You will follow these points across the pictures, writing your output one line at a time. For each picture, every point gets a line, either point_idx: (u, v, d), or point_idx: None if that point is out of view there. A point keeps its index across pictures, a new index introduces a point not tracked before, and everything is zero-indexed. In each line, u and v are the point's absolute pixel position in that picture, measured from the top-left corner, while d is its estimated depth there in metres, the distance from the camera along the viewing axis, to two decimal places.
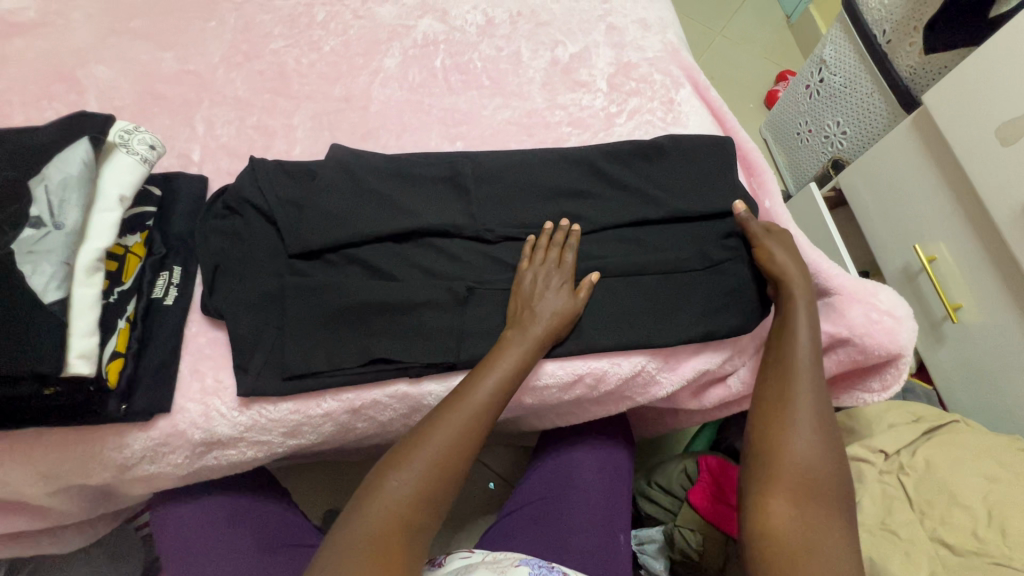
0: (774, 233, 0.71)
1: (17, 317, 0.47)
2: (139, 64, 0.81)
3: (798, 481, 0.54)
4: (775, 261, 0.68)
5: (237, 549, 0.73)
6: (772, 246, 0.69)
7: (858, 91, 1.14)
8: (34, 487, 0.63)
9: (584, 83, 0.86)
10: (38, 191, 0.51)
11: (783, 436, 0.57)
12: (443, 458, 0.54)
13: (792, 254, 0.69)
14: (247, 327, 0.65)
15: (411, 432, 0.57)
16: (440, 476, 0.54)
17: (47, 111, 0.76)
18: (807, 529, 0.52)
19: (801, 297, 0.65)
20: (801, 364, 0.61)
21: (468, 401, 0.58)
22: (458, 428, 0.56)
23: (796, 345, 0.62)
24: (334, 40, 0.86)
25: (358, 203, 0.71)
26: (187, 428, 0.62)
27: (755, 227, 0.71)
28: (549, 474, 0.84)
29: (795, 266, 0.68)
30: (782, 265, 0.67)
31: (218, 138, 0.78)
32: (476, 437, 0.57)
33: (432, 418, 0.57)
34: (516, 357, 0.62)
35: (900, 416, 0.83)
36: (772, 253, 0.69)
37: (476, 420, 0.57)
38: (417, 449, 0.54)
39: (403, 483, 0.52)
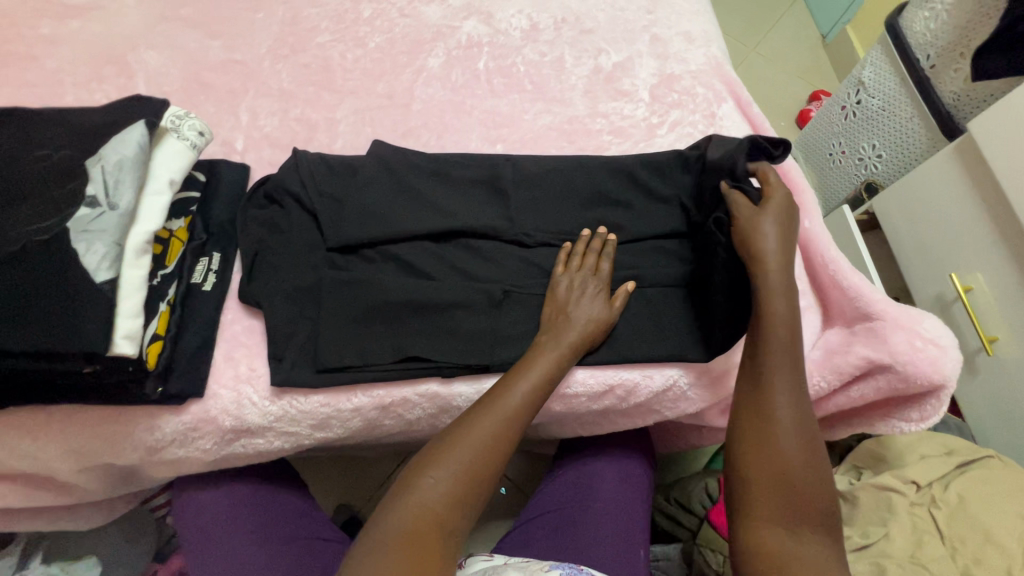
0: (762, 212, 0.62)
1: (70, 295, 0.48)
2: (187, 52, 0.82)
3: (782, 496, 0.53)
4: (763, 246, 0.61)
5: (258, 539, 0.73)
6: (759, 227, 0.61)
7: (896, 116, 1.12)
8: (64, 462, 0.63)
9: (626, 92, 0.85)
10: (94, 171, 0.52)
11: (762, 449, 0.55)
12: (477, 461, 0.54)
13: (784, 236, 0.61)
14: (284, 317, 0.65)
15: (444, 432, 0.57)
16: (474, 481, 0.54)
17: (96, 93, 0.78)
18: (800, 549, 0.50)
19: (780, 290, 0.59)
20: (778, 367, 0.57)
21: (506, 401, 0.58)
22: (494, 427, 0.56)
23: (773, 351, 0.58)
24: (379, 37, 0.86)
25: (397, 200, 0.71)
26: (218, 415, 0.63)
27: (741, 205, 0.64)
28: (565, 484, 0.84)
29: (781, 249, 0.61)
30: (767, 251, 0.60)
31: (261, 128, 0.79)
32: (510, 440, 0.57)
33: (470, 417, 0.57)
34: (553, 358, 0.62)
35: (932, 448, 0.81)
36: (752, 232, 0.61)
37: (511, 422, 0.57)
38: (452, 448, 0.54)
39: (436, 483, 0.52)
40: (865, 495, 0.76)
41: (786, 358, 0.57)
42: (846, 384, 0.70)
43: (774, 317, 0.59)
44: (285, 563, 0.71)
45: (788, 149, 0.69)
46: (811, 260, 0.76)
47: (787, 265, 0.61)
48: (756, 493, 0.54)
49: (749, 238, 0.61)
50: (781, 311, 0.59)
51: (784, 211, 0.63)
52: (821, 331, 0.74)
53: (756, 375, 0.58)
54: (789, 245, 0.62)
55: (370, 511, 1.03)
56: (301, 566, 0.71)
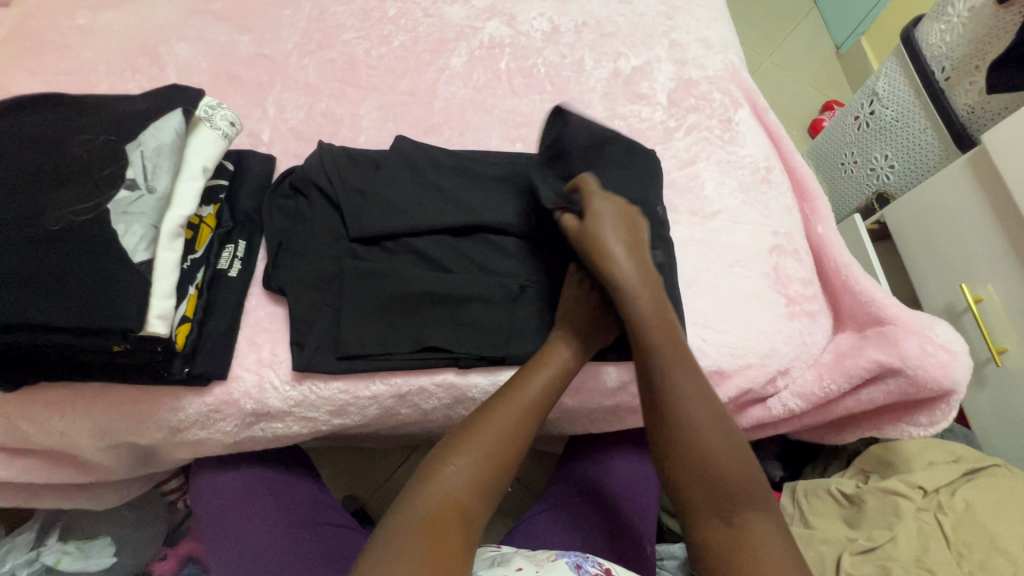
0: (590, 217, 0.62)
1: (111, 274, 0.50)
2: (216, 45, 0.84)
3: (713, 492, 0.50)
4: (605, 248, 0.60)
5: (273, 523, 0.74)
6: (592, 232, 0.61)
7: (909, 126, 1.13)
8: (89, 439, 0.65)
9: (644, 96, 0.86)
10: (134, 156, 0.54)
11: (677, 453, 0.52)
12: (497, 450, 0.57)
13: (630, 243, 0.60)
14: (307, 305, 0.67)
15: (464, 424, 0.59)
16: (493, 472, 0.56)
17: (129, 83, 0.80)
18: (747, 536, 0.48)
19: (638, 288, 0.58)
20: (664, 375, 0.55)
21: (525, 393, 0.60)
22: (513, 418, 0.59)
23: (660, 351, 0.55)
24: (404, 35, 0.88)
25: (419, 195, 0.73)
26: (240, 397, 0.64)
27: (571, 221, 0.63)
28: (573, 481, 0.85)
29: (625, 247, 0.60)
30: (613, 253, 0.60)
31: (287, 121, 0.81)
32: (528, 432, 0.59)
33: (490, 408, 0.59)
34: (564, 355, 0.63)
35: (939, 455, 0.81)
36: (591, 240, 0.61)
37: (529, 414, 0.60)
38: (474, 438, 0.57)
39: (456, 473, 0.54)
40: (872, 498, 0.77)
41: (670, 355, 0.55)
42: (857, 387, 0.72)
43: (646, 321, 0.57)
44: (299, 546, 0.72)
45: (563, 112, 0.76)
46: (824, 267, 0.78)
47: (638, 261, 0.60)
48: (687, 491, 0.51)
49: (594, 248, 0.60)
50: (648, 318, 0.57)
51: (609, 206, 0.63)
52: (832, 335, 0.76)
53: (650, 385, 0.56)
54: (633, 253, 0.60)
55: (378, 502, 1.05)
56: (314, 550, 0.73)
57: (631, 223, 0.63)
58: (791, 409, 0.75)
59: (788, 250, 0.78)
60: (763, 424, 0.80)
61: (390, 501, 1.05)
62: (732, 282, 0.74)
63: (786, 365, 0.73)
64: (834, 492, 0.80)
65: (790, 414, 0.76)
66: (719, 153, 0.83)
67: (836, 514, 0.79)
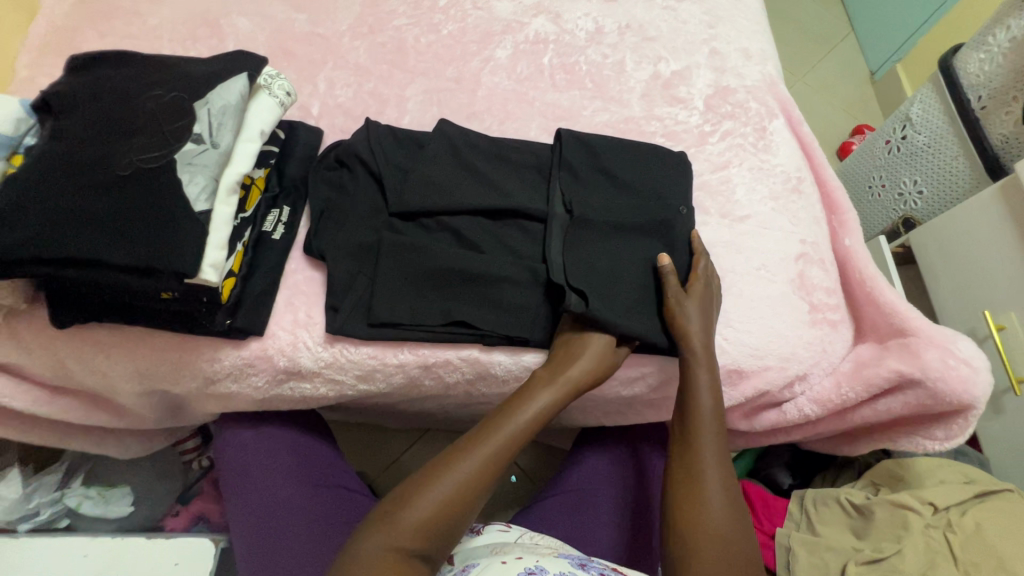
0: (692, 295, 0.69)
1: (175, 220, 0.54)
2: (275, 21, 0.88)
3: (709, 533, 0.57)
4: (692, 322, 0.67)
5: (291, 482, 0.76)
6: (685, 307, 0.68)
7: (941, 152, 1.12)
8: (128, 382, 0.68)
9: (682, 99, 0.88)
10: (201, 112, 0.58)
11: (698, 494, 0.59)
12: (462, 490, 0.57)
13: (705, 318, 0.68)
14: (345, 271, 0.69)
15: (439, 457, 0.59)
16: (458, 508, 0.56)
17: (190, 51, 0.84)
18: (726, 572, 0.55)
19: (703, 367, 0.66)
20: (704, 427, 0.63)
21: (490, 442, 0.60)
22: (473, 465, 0.58)
23: (704, 424, 0.64)
24: (452, 25, 0.91)
25: (457, 175, 0.74)
26: (274, 354, 0.67)
27: (674, 284, 0.69)
28: (584, 470, 0.85)
29: (704, 326, 0.68)
30: (691, 330, 0.67)
31: (336, 97, 0.84)
32: (488, 481, 0.58)
33: (455, 453, 0.59)
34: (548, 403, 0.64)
35: (952, 475, 0.81)
36: (682, 312, 0.68)
37: (493, 462, 0.59)
38: (432, 482, 0.57)
39: (420, 507, 0.55)
40: (882, 511, 0.77)
41: (711, 427, 0.63)
42: (874, 397, 0.73)
43: (701, 394, 0.65)
44: (314, 507, 0.74)
45: (561, 135, 0.78)
46: (849, 279, 0.79)
47: (710, 332, 0.68)
48: (692, 537, 0.57)
49: (679, 314, 0.68)
50: (705, 379, 0.66)
51: (703, 285, 0.70)
52: (853, 345, 0.77)
53: (685, 434, 0.64)
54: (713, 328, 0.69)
55: (385, 480, 1.07)
56: (330, 512, 0.75)
57: (711, 302, 0.70)
58: (807, 414, 0.76)
59: (814, 258, 0.79)
60: (778, 428, 0.81)
61: (398, 480, 1.07)
62: (757, 285, 0.76)
63: (804, 371, 0.74)
64: (843, 501, 0.80)
65: (805, 420, 0.77)
66: (752, 160, 0.84)
67: (844, 524, 0.79)
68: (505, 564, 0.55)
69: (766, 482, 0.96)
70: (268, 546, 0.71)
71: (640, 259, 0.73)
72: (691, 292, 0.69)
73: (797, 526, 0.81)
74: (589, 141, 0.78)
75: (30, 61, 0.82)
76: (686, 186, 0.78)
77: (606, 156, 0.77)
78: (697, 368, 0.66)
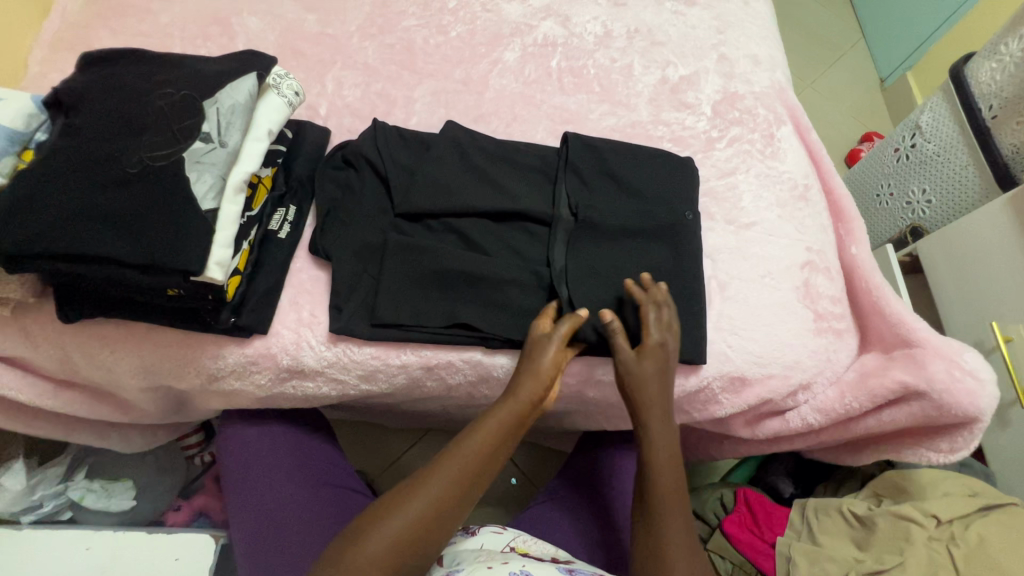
0: (645, 357, 0.64)
1: (183, 218, 0.55)
2: (285, 21, 0.88)
3: None
4: (646, 391, 0.64)
5: (292, 479, 0.76)
6: (640, 372, 0.64)
7: (951, 161, 1.11)
8: (132, 377, 0.68)
9: (690, 105, 0.88)
10: (210, 111, 0.58)
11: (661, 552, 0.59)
12: (411, 531, 0.55)
13: (663, 377, 0.65)
14: (349, 271, 0.69)
15: (397, 489, 0.59)
16: (419, 537, 0.56)
17: (200, 49, 0.84)
18: None
19: (661, 430, 0.64)
20: (663, 480, 0.63)
21: (434, 482, 0.58)
22: (420, 508, 0.56)
23: (665, 489, 0.62)
24: (461, 27, 0.91)
25: (464, 177, 0.75)
26: (278, 352, 0.67)
27: (624, 347, 0.65)
28: (580, 474, 0.86)
29: (661, 386, 0.64)
30: (650, 394, 0.64)
31: (344, 98, 0.85)
32: (437, 522, 0.57)
33: (404, 493, 0.58)
34: (504, 421, 0.61)
35: (956, 487, 0.80)
36: (638, 379, 0.64)
37: (439, 503, 0.57)
38: (384, 522, 0.55)
39: (377, 540, 0.54)
40: (884, 521, 0.76)
41: (673, 501, 0.62)
42: (879, 407, 0.73)
43: (659, 469, 0.63)
44: (314, 505, 0.74)
45: (569, 139, 0.78)
46: (856, 288, 0.79)
47: (665, 386, 0.65)
48: None
49: (634, 380, 0.64)
50: (660, 433, 0.64)
51: (657, 337, 0.65)
52: (857, 355, 0.77)
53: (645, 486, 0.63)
54: (670, 381, 0.66)
55: (386, 480, 1.07)
56: (331, 511, 0.75)
57: (667, 355, 0.65)
58: (810, 423, 0.75)
59: (819, 267, 0.78)
60: (780, 436, 0.81)
61: (398, 480, 1.07)
62: (763, 293, 0.75)
63: (808, 380, 0.74)
64: (845, 511, 0.80)
65: (808, 428, 0.77)
66: (759, 166, 0.84)
67: (845, 535, 0.78)
68: (492, 568, 0.55)
69: (768, 490, 0.95)
70: (267, 544, 0.71)
71: (645, 265, 0.73)
72: (645, 350, 0.65)
73: (798, 536, 0.81)
74: (595, 144, 0.78)
75: (43, 58, 0.83)
76: (692, 192, 0.77)
77: (612, 161, 0.77)
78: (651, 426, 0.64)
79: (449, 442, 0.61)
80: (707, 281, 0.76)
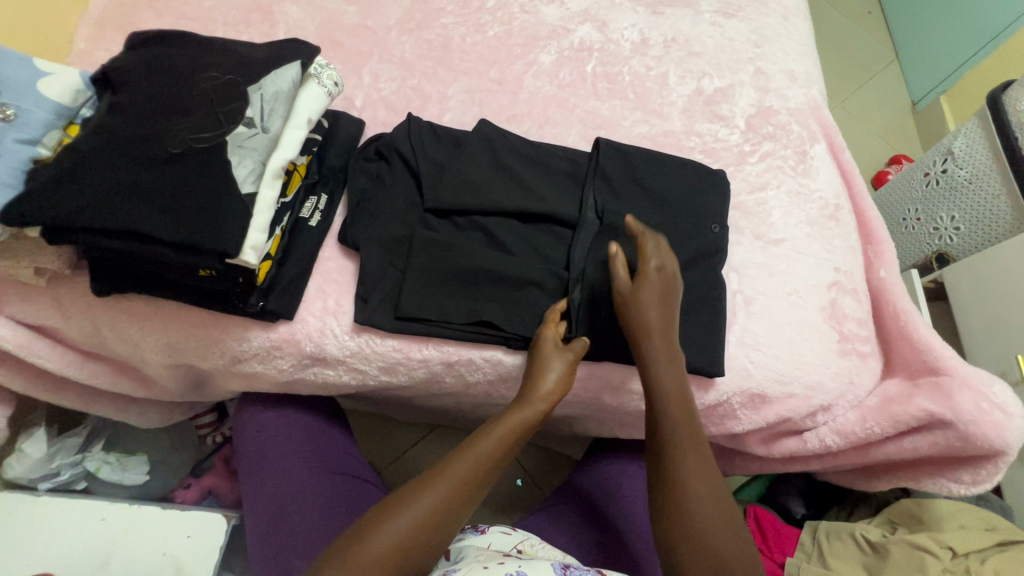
0: (640, 283, 0.64)
1: (222, 200, 0.55)
2: (325, 11, 0.89)
3: (705, 553, 0.54)
4: (643, 330, 0.63)
5: (306, 465, 0.77)
6: (638, 299, 0.63)
7: (982, 190, 1.10)
8: (157, 354, 0.69)
9: (723, 117, 0.87)
10: (254, 97, 0.59)
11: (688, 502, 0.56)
12: (415, 533, 0.56)
13: (662, 299, 0.64)
14: (375, 263, 0.70)
15: (402, 489, 0.59)
16: (424, 539, 0.56)
17: (241, 35, 0.86)
18: None
19: (667, 358, 0.63)
20: (674, 412, 0.60)
21: (439, 485, 0.58)
22: (426, 509, 0.57)
23: (677, 419, 0.60)
24: (498, 27, 0.91)
25: (494, 176, 0.75)
26: (302, 339, 0.68)
27: (622, 277, 0.65)
28: (578, 483, 0.85)
29: (661, 308, 0.64)
30: (651, 318, 0.63)
31: (380, 91, 0.85)
32: (440, 525, 0.57)
33: (409, 493, 0.58)
34: (514, 430, 0.62)
35: (973, 520, 0.78)
36: (635, 308, 0.63)
37: (443, 505, 0.58)
38: (386, 523, 0.56)
39: (378, 544, 0.54)
40: (897, 549, 0.75)
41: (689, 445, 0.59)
42: (901, 434, 0.72)
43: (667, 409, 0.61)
44: (327, 493, 0.75)
45: (601, 144, 0.78)
46: (882, 310, 0.78)
47: (665, 308, 0.64)
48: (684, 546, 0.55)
49: (635, 307, 0.64)
50: (664, 359, 0.62)
51: (656, 267, 0.65)
52: (881, 379, 0.76)
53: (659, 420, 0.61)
54: (671, 301, 0.65)
55: (391, 472, 1.07)
56: (342, 499, 0.75)
57: (666, 280, 0.65)
58: (829, 444, 0.75)
59: (847, 288, 0.77)
60: (795, 457, 0.80)
61: (403, 473, 1.08)
62: (788, 311, 0.74)
63: (829, 402, 0.73)
64: (859, 537, 0.78)
65: (826, 450, 0.76)
66: (791, 184, 0.83)
67: (857, 560, 0.77)
68: (488, 569, 0.55)
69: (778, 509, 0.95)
70: (279, 527, 0.71)
71: None
72: (644, 275, 0.64)
73: (808, 558, 0.80)
74: (626, 152, 0.78)
75: (88, 35, 0.84)
76: (721, 205, 0.77)
77: (641, 169, 0.77)
78: (655, 353, 0.62)
79: (455, 448, 0.62)
80: (732, 296, 0.75)
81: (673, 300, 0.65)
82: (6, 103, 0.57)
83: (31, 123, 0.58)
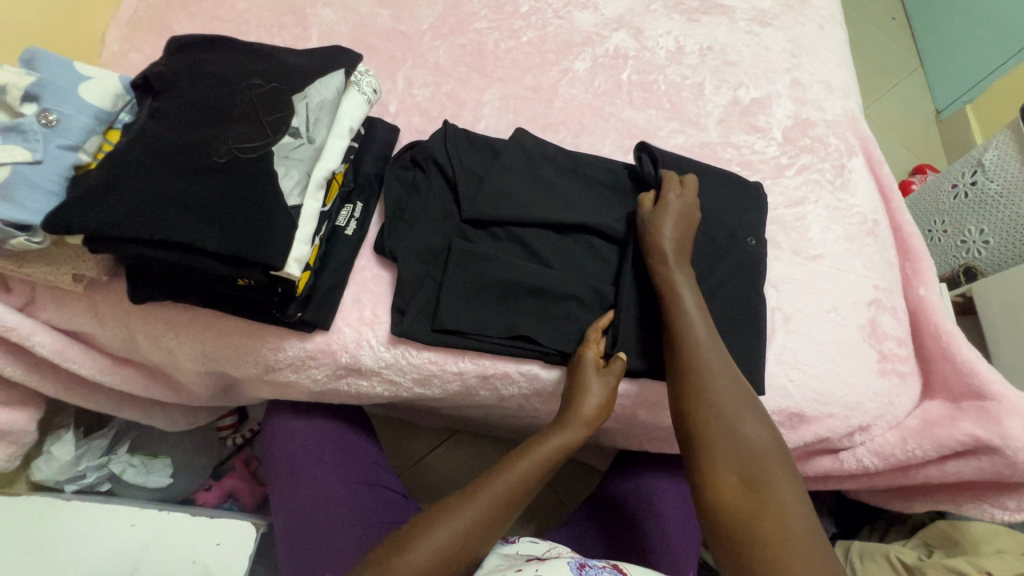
0: (660, 207, 0.68)
1: (268, 211, 0.54)
2: (358, 15, 0.88)
3: (730, 448, 0.55)
4: (659, 248, 0.66)
5: (337, 476, 0.76)
6: (658, 223, 0.67)
7: (1015, 205, 1.07)
8: (191, 361, 0.69)
9: (760, 129, 0.86)
10: (299, 106, 0.59)
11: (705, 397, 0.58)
12: (456, 546, 0.55)
13: (682, 224, 0.67)
14: (413, 274, 0.69)
15: (442, 502, 0.59)
16: (466, 552, 0.55)
17: (275, 38, 0.85)
18: (768, 495, 0.51)
19: (682, 274, 0.65)
20: (693, 320, 0.62)
21: (482, 498, 0.58)
22: (468, 521, 0.56)
23: (693, 326, 0.62)
24: (532, 32, 0.90)
25: (531, 186, 0.73)
26: (338, 349, 0.67)
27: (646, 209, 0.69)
28: (606, 498, 0.84)
29: (679, 233, 0.67)
30: (669, 236, 0.66)
31: (413, 96, 0.84)
32: (480, 539, 0.56)
33: (452, 504, 0.58)
34: (557, 447, 0.62)
35: (1011, 544, 0.77)
36: (652, 228, 0.67)
37: (484, 520, 0.57)
38: (428, 534, 0.55)
39: (417, 557, 0.53)
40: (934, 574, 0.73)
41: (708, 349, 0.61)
42: (944, 458, 0.71)
43: (684, 319, 0.62)
44: (359, 505, 0.74)
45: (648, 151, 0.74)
46: (920, 330, 0.77)
47: (684, 231, 0.67)
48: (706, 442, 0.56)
49: (655, 230, 0.67)
50: (682, 275, 0.65)
51: (676, 198, 0.69)
52: (920, 400, 0.74)
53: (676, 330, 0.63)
54: (691, 227, 0.68)
55: (410, 478, 1.07)
56: (374, 511, 0.74)
57: (687, 210, 0.69)
58: (866, 465, 0.74)
59: (886, 306, 0.76)
60: (827, 475, 0.79)
61: (422, 481, 1.07)
62: (828, 328, 0.73)
63: (867, 422, 0.72)
64: (893, 559, 0.77)
65: (862, 470, 0.75)
66: (829, 199, 0.82)
67: None
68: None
69: None
70: (312, 538, 0.71)
71: (708, 290, 0.72)
72: (664, 204, 0.68)
73: None
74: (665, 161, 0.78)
75: (121, 36, 0.83)
76: (760, 219, 0.76)
77: None
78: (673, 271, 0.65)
79: (497, 462, 0.62)
80: (770, 313, 0.74)
81: (693, 227, 0.69)
82: (48, 109, 0.56)
83: (72, 128, 0.57)
